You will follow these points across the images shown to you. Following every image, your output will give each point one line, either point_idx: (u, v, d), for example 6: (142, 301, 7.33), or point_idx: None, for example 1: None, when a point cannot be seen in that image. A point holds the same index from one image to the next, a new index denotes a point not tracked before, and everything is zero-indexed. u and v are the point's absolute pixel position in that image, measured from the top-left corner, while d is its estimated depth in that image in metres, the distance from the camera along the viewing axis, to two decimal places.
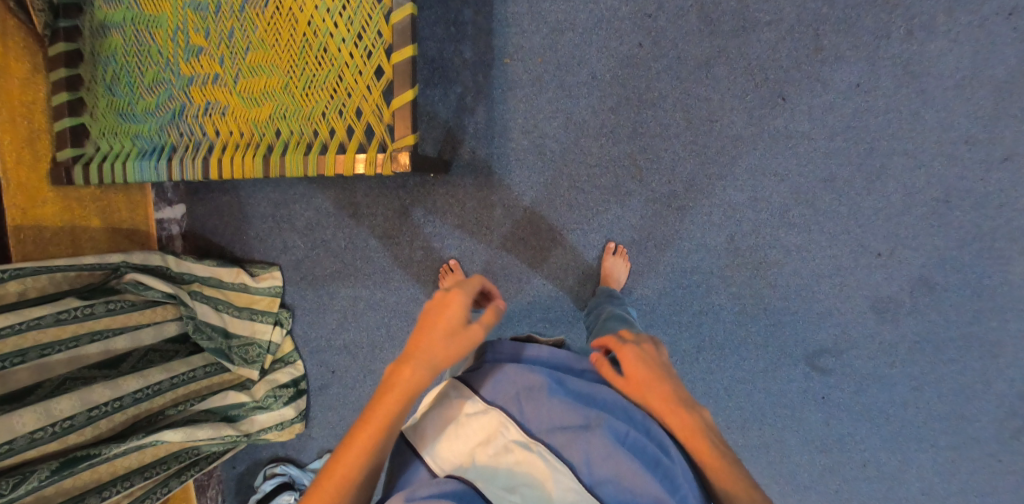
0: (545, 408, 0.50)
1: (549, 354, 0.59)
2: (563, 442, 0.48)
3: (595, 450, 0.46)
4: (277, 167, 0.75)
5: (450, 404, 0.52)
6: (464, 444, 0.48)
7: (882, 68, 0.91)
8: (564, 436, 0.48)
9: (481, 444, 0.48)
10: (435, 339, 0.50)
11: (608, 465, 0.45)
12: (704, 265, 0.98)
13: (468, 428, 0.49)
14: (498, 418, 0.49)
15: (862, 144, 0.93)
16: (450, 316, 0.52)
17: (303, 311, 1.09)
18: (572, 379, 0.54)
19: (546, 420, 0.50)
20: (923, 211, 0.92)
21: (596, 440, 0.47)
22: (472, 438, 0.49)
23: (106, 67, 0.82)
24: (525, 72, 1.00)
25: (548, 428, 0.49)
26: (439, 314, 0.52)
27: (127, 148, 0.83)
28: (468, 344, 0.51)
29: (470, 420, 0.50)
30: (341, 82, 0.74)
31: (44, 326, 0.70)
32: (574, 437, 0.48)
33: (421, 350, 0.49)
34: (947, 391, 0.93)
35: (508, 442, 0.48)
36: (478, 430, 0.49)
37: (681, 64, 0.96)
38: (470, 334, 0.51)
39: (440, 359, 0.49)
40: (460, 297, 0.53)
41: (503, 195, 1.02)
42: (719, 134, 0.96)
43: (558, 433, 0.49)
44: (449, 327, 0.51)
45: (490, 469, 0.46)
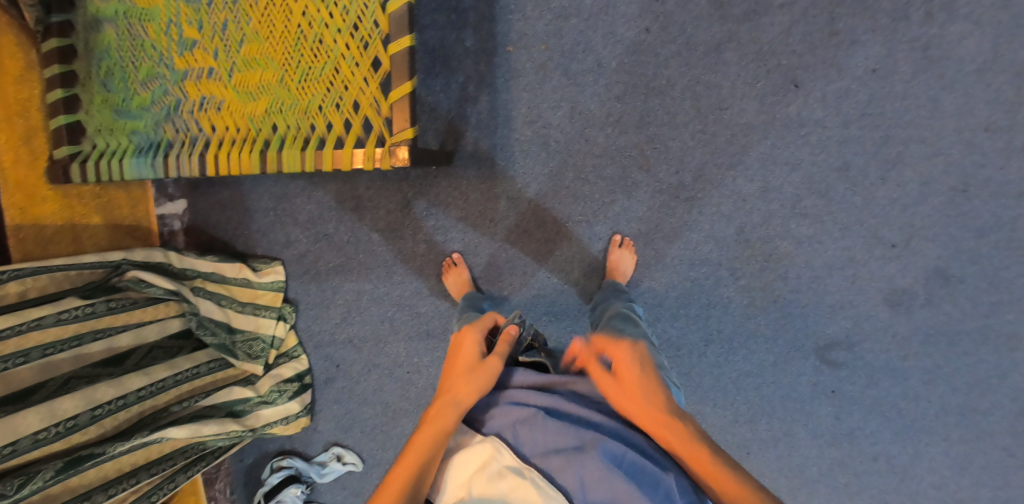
0: (539, 432, 0.52)
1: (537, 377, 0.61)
2: (558, 466, 0.49)
3: (590, 472, 0.47)
4: (274, 163, 0.74)
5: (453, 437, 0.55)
6: (464, 475, 0.50)
7: (900, 53, 0.88)
8: (559, 459, 0.49)
9: (477, 472, 0.49)
10: (458, 376, 0.57)
11: (603, 488, 0.46)
12: (713, 257, 0.96)
13: (468, 457, 0.51)
14: (494, 445, 0.51)
15: (878, 132, 0.90)
16: (470, 355, 0.60)
17: (307, 305, 1.08)
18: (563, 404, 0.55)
19: (542, 444, 0.51)
20: (940, 201, 0.89)
21: (591, 463, 0.47)
22: (471, 467, 0.50)
23: (100, 62, 0.80)
24: (528, 61, 0.97)
25: (543, 451, 0.50)
26: (460, 358, 0.60)
27: (125, 145, 0.82)
28: (486, 373, 0.57)
29: (468, 449, 0.51)
30: (338, 74, 0.72)
31: (45, 326, 0.70)
32: (569, 460, 0.48)
33: (449, 386, 0.57)
34: (961, 385, 0.91)
35: (501, 468, 0.49)
36: (474, 459, 0.50)
37: (690, 50, 0.93)
38: (488, 365, 0.58)
39: (464, 391, 0.55)
40: (471, 340, 0.62)
41: (506, 187, 1.00)
42: (729, 122, 0.93)
43: (554, 456, 0.49)
44: (469, 364, 0.58)
45: (487, 498, 0.47)
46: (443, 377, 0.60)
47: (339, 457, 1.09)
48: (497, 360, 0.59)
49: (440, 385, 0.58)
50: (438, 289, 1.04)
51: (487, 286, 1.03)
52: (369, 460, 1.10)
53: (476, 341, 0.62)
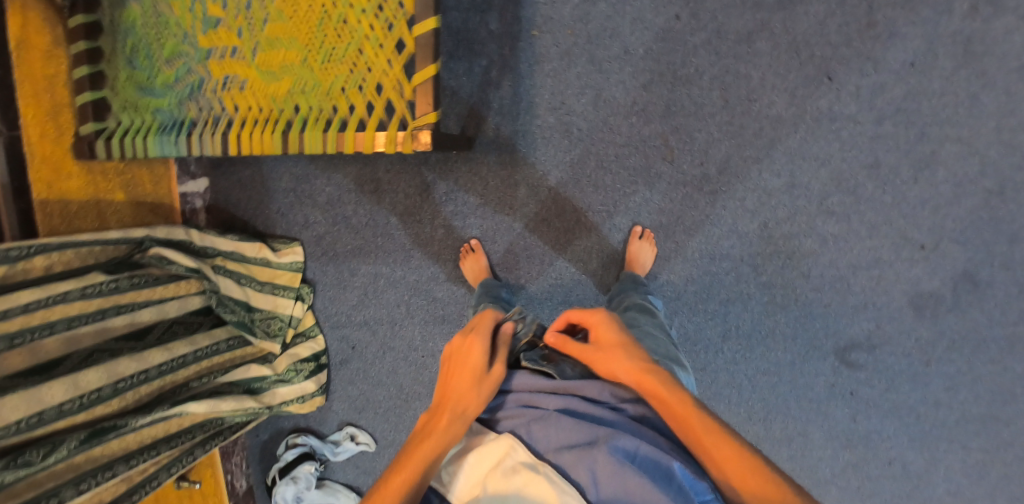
0: (553, 428, 0.50)
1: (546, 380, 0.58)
2: (570, 462, 0.47)
3: (602, 466, 0.45)
4: (296, 144, 0.73)
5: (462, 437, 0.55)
6: (476, 473, 0.50)
7: (941, 47, 0.84)
8: (571, 455, 0.47)
9: (492, 470, 0.49)
10: (462, 385, 0.54)
11: (615, 482, 0.43)
12: (734, 252, 0.95)
13: (484, 454, 0.50)
14: (509, 442, 0.50)
15: (913, 129, 0.87)
16: (475, 362, 0.56)
17: (325, 286, 1.09)
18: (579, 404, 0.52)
19: (555, 440, 0.49)
20: (974, 203, 0.86)
21: (602, 458, 0.45)
22: (487, 465, 0.49)
23: (126, 39, 0.80)
24: (553, 45, 0.95)
25: (556, 447, 0.48)
26: (462, 366, 0.56)
27: (149, 122, 0.82)
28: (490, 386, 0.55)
29: (481, 447, 0.51)
30: (361, 56, 0.71)
31: (70, 300, 0.71)
32: (580, 454, 0.46)
33: (454, 396, 0.54)
34: (984, 392, 0.89)
35: (516, 463, 0.48)
36: (489, 457, 0.50)
37: (721, 38, 0.90)
38: (494, 374, 0.56)
39: (471, 404, 0.53)
40: (478, 346, 0.58)
41: (527, 174, 0.99)
42: (758, 115, 0.91)
43: (566, 452, 0.48)
44: (475, 374, 0.55)
45: (501, 494, 0.46)
46: (444, 385, 0.57)
47: (352, 437, 1.10)
48: (501, 367, 0.57)
49: (445, 391, 0.55)
50: (455, 275, 1.04)
51: (504, 273, 1.03)
52: (381, 441, 1.11)
53: (481, 348, 0.58)
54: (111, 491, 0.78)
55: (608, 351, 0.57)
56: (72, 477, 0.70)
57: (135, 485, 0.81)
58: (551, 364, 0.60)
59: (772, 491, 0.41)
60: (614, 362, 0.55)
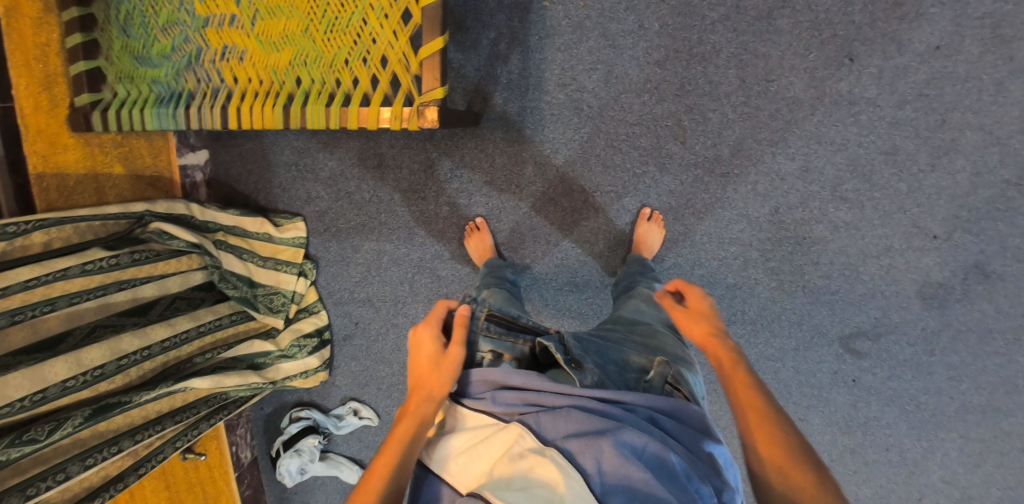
0: (561, 419, 0.49)
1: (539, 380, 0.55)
2: (578, 448, 0.46)
3: (607, 457, 0.45)
4: (298, 118, 0.70)
5: (468, 431, 0.53)
6: (485, 462, 0.48)
7: (969, 29, 0.81)
8: (579, 442, 0.47)
9: (500, 458, 0.47)
10: (422, 373, 0.57)
11: (620, 474, 0.44)
12: (743, 237, 0.94)
13: (493, 443, 0.49)
14: (516, 430, 0.49)
15: (934, 115, 0.84)
16: (429, 351, 0.58)
17: (327, 262, 1.08)
18: (591, 401, 0.52)
19: (562, 428, 0.49)
20: (991, 193, 0.84)
21: (608, 449, 0.45)
22: (495, 454, 0.48)
23: (119, 6, 0.77)
24: (565, 18, 0.91)
25: (564, 435, 0.48)
26: (420, 355, 0.59)
27: (145, 94, 0.79)
28: (452, 365, 0.56)
29: (492, 436, 0.50)
30: (365, 26, 0.68)
31: (70, 277, 0.70)
32: (588, 443, 0.46)
33: (418, 384, 0.56)
34: (986, 383, 0.90)
35: (523, 450, 0.47)
36: (499, 445, 0.49)
37: (740, 14, 0.87)
38: (452, 354, 0.57)
39: (436, 386, 0.55)
40: (429, 335, 0.60)
41: (534, 152, 0.96)
42: (775, 96, 0.88)
43: (574, 439, 0.47)
44: (432, 360, 0.57)
45: (506, 478, 0.44)
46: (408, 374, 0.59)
47: (355, 411, 1.12)
48: (458, 347, 0.58)
49: (411, 380, 0.58)
50: (459, 254, 1.03)
51: (509, 253, 1.02)
52: (384, 416, 1.13)
53: (432, 337, 0.60)
54: (118, 465, 0.79)
55: (691, 311, 0.60)
56: (79, 452, 0.71)
57: (142, 458, 0.82)
58: (578, 367, 0.57)
59: (774, 444, 0.45)
60: (688, 327, 0.59)
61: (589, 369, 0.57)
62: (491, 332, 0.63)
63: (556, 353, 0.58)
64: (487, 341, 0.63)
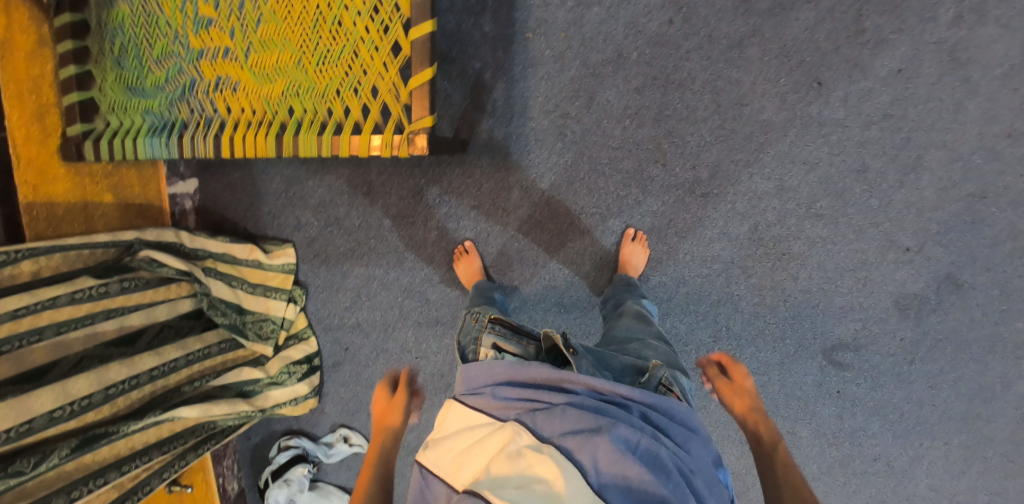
0: (557, 417, 0.50)
1: (538, 374, 0.56)
2: (574, 446, 0.47)
3: (603, 454, 0.46)
4: (290, 147, 0.72)
5: (465, 431, 0.53)
6: (481, 460, 0.48)
7: (927, 54, 0.86)
8: (575, 439, 0.47)
9: (496, 455, 0.47)
10: (381, 418, 0.73)
11: (616, 470, 0.45)
12: (725, 254, 0.96)
13: (488, 442, 0.49)
14: (511, 429, 0.49)
15: (899, 134, 0.89)
16: (382, 400, 0.76)
17: (317, 288, 1.08)
18: (586, 399, 0.53)
19: (558, 426, 0.49)
20: (957, 207, 0.88)
21: (604, 445, 0.46)
22: (489, 451, 0.48)
23: (114, 39, 0.79)
24: (547, 49, 0.95)
25: (560, 432, 0.49)
26: (377, 407, 0.75)
27: (138, 124, 0.80)
28: (399, 405, 0.74)
29: (488, 436, 0.50)
30: (357, 58, 0.71)
31: (59, 306, 0.70)
32: (585, 440, 0.47)
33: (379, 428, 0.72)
34: (966, 391, 0.92)
35: (521, 448, 0.47)
36: (495, 443, 0.49)
37: (713, 43, 0.91)
38: (398, 398, 0.75)
39: (392, 423, 0.72)
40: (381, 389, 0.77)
41: (520, 177, 0.99)
42: (749, 120, 0.92)
43: (570, 437, 0.48)
44: (385, 408, 0.75)
45: (502, 477, 0.44)
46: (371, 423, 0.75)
47: (345, 439, 1.10)
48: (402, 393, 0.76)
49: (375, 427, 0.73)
50: (448, 277, 1.04)
51: (497, 275, 1.03)
52: None
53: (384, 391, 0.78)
54: (102, 498, 0.77)
55: (740, 389, 0.72)
56: (63, 485, 0.69)
57: (128, 491, 0.80)
58: (574, 353, 0.60)
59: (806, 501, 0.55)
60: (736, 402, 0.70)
61: (581, 357, 0.61)
62: (495, 330, 0.68)
63: (557, 338, 0.60)
64: (490, 333, 0.67)
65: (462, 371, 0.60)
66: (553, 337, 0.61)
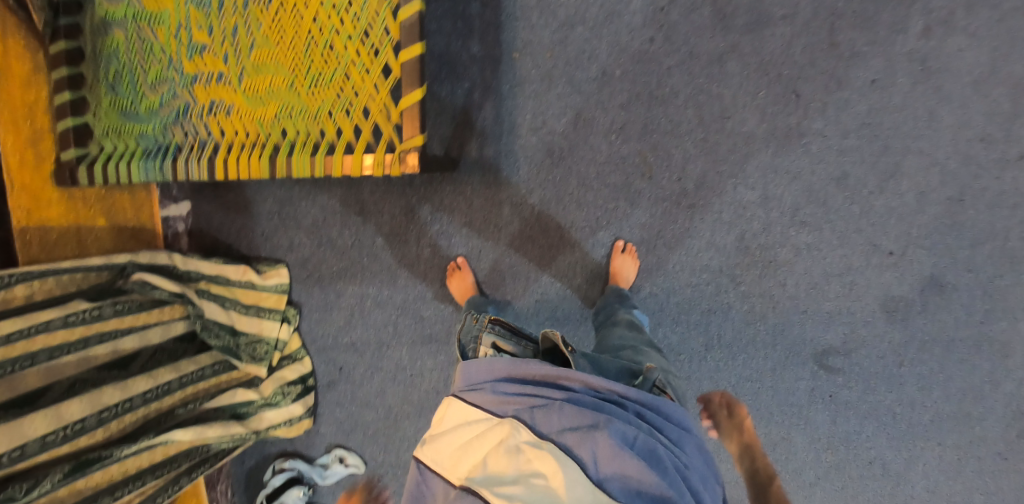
0: (555, 413, 0.50)
1: (537, 371, 0.56)
2: (573, 442, 0.48)
3: (602, 449, 0.47)
4: (283, 168, 0.74)
5: (464, 427, 0.52)
6: (480, 453, 0.49)
7: (899, 64, 0.89)
8: (575, 435, 0.48)
9: (496, 448, 0.48)
10: None
11: (616, 465, 0.46)
12: (713, 264, 0.98)
13: (488, 437, 0.50)
14: (510, 424, 0.50)
15: (877, 142, 0.91)
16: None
17: (311, 308, 1.09)
18: (583, 396, 0.53)
19: (557, 422, 0.50)
20: (936, 210, 0.91)
21: (603, 440, 0.47)
22: (489, 443, 0.49)
23: (108, 65, 0.80)
24: (533, 68, 0.98)
25: (559, 428, 0.49)
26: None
27: (132, 148, 0.81)
28: None
29: (487, 431, 0.50)
30: (348, 80, 0.72)
31: (53, 329, 0.70)
32: (584, 436, 0.48)
33: None
34: (956, 391, 0.93)
35: (520, 444, 0.48)
36: (495, 437, 0.49)
37: (694, 59, 0.95)
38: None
39: None
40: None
41: (511, 193, 1.01)
42: (731, 132, 0.95)
43: (569, 433, 0.48)
44: None
45: (501, 473, 0.46)
46: None
47: (341, 459, 1.10)
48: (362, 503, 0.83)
49: None
50: (442, 294, 1.05)
51: (490, 290, 1.04)
52: (370, 463, 1.11)
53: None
54: None
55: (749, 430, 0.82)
56: None
57: None
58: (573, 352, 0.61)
59: None
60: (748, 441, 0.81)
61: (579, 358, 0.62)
62: (495, 329, 0.71)
63: (557, 338, 0.61)
64: (491, 332, 0.70)
65: (462, 367, 0.60)
66: (552, 336, 0.62)
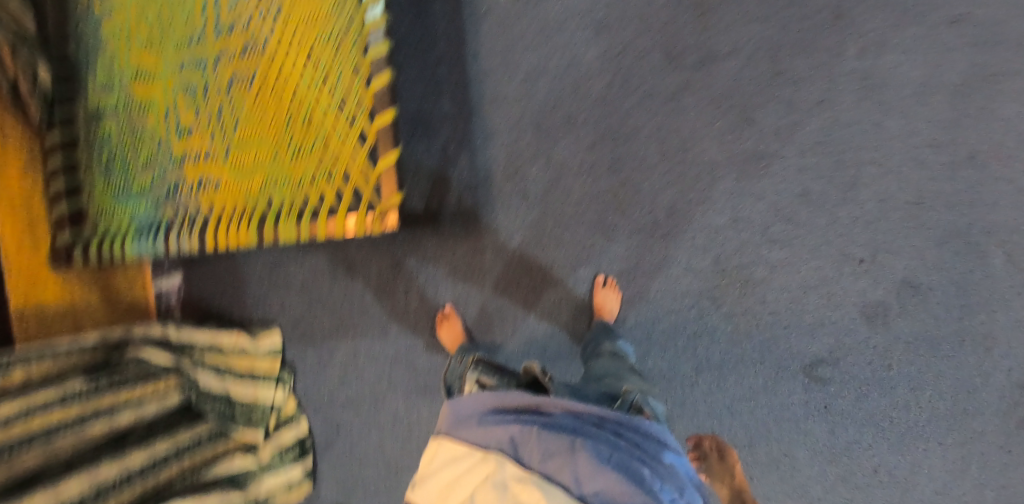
0: (534, 442, 0.53)
1: (515, 399, 0.58)
2: (555, 468, 0.50)
3: (582, 469, 0.50)
4: (271, 236, 0.79)
5: (450, 464, 0.55)
6: (464, 491, 0.51)
7: (842, 84, 0.96)
8: (555, 461, 0.51)
9: (480, 486, 0.51)
10: None
11: (598, 480, 0.49)
12: (693, 288, 1.01)
13: (472, 474, 0.52)
14: (495, 459, 0.52)
15: (831, 158, 0.97)
16: None
17: (305, 369, 1.11)
18: (561, 418, 0.56)
19: (537, 450, 0.52)
20: (898, 215, 0.95)
21: (582, 461, 0.50)
22: (473, 481, 0.52)
23: (101, 151, 0.86)
24: (502, 120, 1.05)
25: (540, 457, 0.52)
26: None
27: (125, 228, 0.86)
28: None
29: (472, 468, 0.53)
30: (327, 147, 0.75)
31: (48, 408, 0.73)
32: (563, 461, 0.50)
33: None
34: (948, 388, 0.93)
35: (505, 479, 0.50)
36: (479, 474, 0.52)
37: (651, 99, 1.01)
38: None
39: None
40: None
41: (491, 238, 1.05)
42: (694, 162, 1.01)
43: (550, 460, 0.51)
44: None
45: None
46: None
47: None
48: None
49: None
50: (433, 342, 1.06)
51: (480, 334, 1.06)
52: None
53: None
54: None
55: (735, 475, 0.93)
56: None
57: None
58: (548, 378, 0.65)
59: None
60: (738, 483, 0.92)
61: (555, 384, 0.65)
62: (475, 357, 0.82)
63: (534, 368, 0.65)
64: (475, 371, 0.72)
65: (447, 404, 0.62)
66: (532, 369, 0.65)
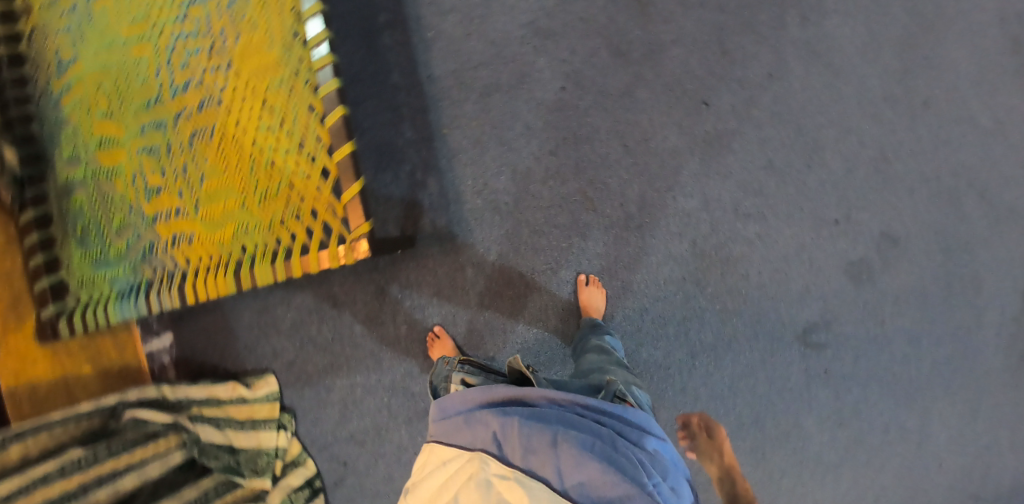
0: (518, 438, 0.53)
1: (501, 394, 0.57)
2: (537, 464, 0.52)
3: (564, 462, 0.51)
4: (249, 281, 0.81)
5: (438, 471, 0.55)
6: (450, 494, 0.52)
7: (788, 53, 0.99)
8: (537, 457, 0.52)
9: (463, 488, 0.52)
10: None
11: (579, 471, 0.51)
12: (675, 274, 1.01)
13: (456, 477, 0.53)
14: (477, 457, 0.53)
15: (789, 126, 0.98)
16: None
17: (304, 411, 1.09)
18: (545, 410, 0.56)
19: (520, 447, 0.53)
20: (863, 173, 0.96)
21: (564, 453, 0.52)
22: (457, 483, 0.53)
23: (75, 223, 0.89)
24: (463, 138, 1.07)
25: (523, 453, 0.52)
26: None
27: (107, 293, 0.88)
28: None
29: (456, 472, 0.54)
30: (293, 189, 0.78)
31: (50, 480, 0.76)
32: (546, 456, 0.51)
33: None
34: (943, 336, 0.96)
35: (489, 477, 0.51)
36: (463, 476, 0.53)
37: (606, 97, 1.04)
38: None
39: None
40: None
41: (470, 254, 1.06)
42: (656, 151, 1.02)
43: (533, 455, 0.52)
44: None
45: None
46: None
47: None
48: None
49: None
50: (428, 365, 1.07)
51: (472, 351, 1.07)
52: None
53: None
54: None
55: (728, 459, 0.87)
56: None
57: None
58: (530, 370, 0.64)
59: None
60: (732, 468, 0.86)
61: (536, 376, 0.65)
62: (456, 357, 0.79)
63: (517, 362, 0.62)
64: (458, 371, 0.69)
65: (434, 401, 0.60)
66: (515, 364, 0.62)
